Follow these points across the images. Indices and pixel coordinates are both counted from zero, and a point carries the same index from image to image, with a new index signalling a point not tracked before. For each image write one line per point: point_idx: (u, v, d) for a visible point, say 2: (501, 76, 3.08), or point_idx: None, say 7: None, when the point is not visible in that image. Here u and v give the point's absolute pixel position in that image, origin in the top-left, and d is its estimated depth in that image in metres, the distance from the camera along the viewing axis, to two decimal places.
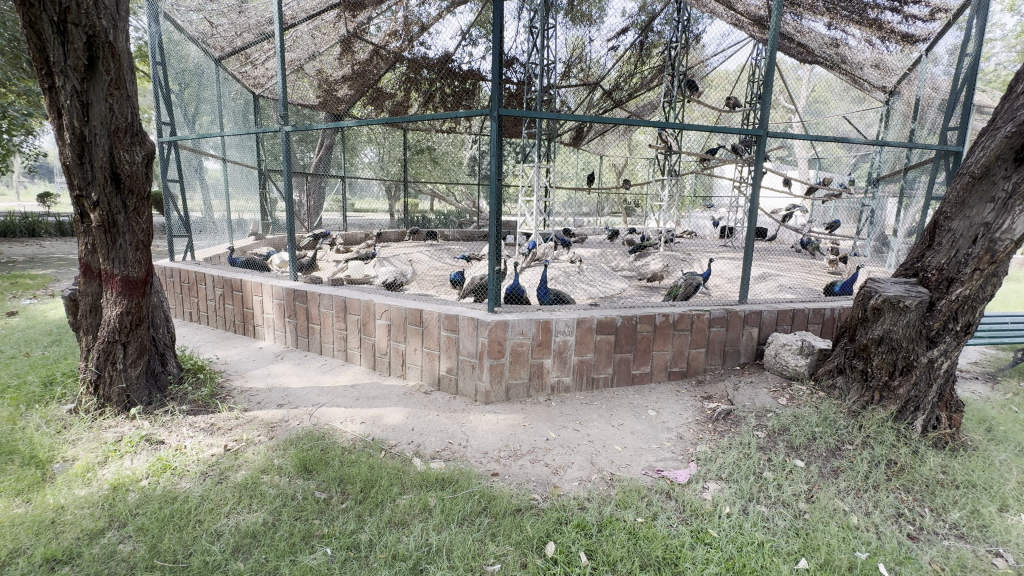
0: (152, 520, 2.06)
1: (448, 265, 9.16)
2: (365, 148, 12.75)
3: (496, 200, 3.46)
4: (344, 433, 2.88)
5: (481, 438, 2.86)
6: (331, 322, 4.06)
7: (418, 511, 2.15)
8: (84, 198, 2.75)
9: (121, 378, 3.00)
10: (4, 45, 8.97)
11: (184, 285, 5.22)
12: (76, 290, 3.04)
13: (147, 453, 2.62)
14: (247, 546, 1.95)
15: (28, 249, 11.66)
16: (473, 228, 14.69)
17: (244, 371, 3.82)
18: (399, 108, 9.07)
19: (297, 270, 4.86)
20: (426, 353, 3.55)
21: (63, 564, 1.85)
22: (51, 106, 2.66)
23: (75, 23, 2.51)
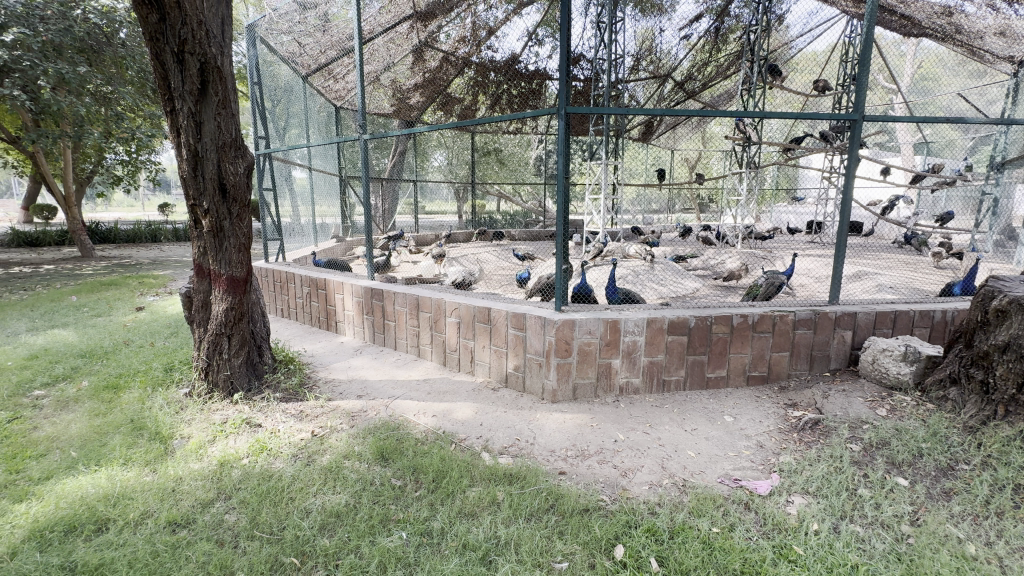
0: (253, 495, 2.29)
1: (514, 264, 9.29)
2: (435, 152, 12.88)
3: (563, 199, 3.46)
4: (417, 425, 3.02)
5: (547, 436, 2.87)
6: (404, 319, 4.26)
7: (487, 504, 2.20)
8: (198, 206, 3.11)
9: (226, 366, 3.35)
10: (134, 75, 10.51)
11: (277, 284, 5.74)
12: (190, 288, 3.45)
13: (248, 434, 2.91)
14: (332, 524, 2.10)
15: (152, 253, 13.42)
16: (539, 228, 14.77)
17: (327, 364, 4.12)
18: (467, 111, 9.30)
19: (374, 270, 5.16)
20: (494, 350, 3.62)
21: (182, 527, 2.11)
22: (172, 127, 3.04)
23: (190, 53, 2.85)
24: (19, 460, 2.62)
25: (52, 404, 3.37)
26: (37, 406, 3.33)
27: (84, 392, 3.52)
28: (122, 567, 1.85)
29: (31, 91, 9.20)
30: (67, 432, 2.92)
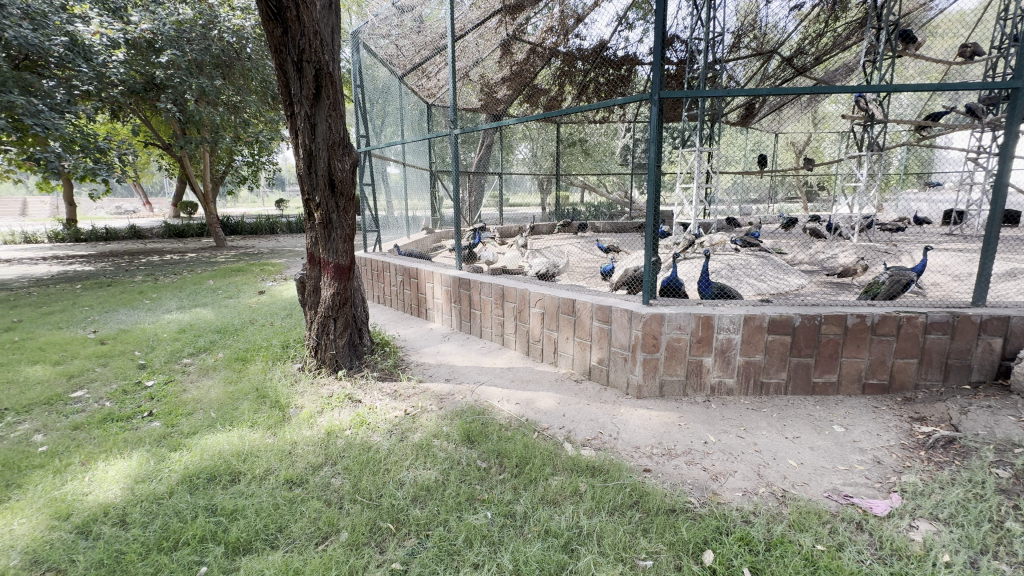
0: (354, 463, 2.52)
1: (598, 257, 9.13)
2: (520, 144, 13.24)
3: (654, 188, 3.32)
4: (500, 411, 3.11)
5: (631, 432, 2.81)
6: (490, 309, 4.39)
7: (569, 493, 2.22)
8: (311, 201, 3.44)
9: (332, 346, 3.70)
10: (259, 85, 12.03)
11: (374, 273, 6.20)
12: (304, 274, 3.83)
13: (350, 408, 3.20)
14: (423, 497, 2.25)
15: (271, 244, 15.13)
16: (624, 220, 14.36)
17: (419, 348, 4.38)
18: (553, 102, 9.27)
19: (462, 260, 5.36)
20: (577, 342, 3.61)
21: (297, 485, 2.38)
22: (291, 129, 3.37)
23: (308, 61, 3.15)
24: (173, 416, 3.12)
25: (197, 371, 3.97)
26: (186, 372, 3.95)
27: (221, 362, 4.09)
28: (251, 514, 2.13)
29: (180, 103, 10.75)
30: (208, 395, 3.42)
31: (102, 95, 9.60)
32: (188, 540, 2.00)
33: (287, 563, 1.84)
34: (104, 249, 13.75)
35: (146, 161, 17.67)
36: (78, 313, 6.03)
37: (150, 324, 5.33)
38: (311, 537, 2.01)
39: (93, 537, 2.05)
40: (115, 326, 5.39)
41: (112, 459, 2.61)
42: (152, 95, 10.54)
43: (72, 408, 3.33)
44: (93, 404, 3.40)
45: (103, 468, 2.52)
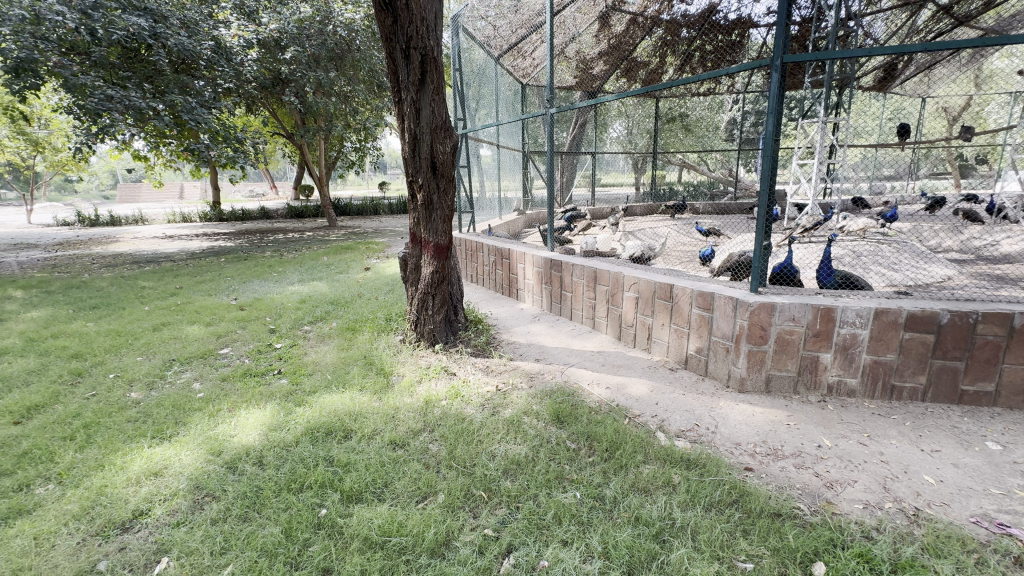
0: (450, 432, 2.67)
1: (696, 240, 8.58)
2: (614, 122, 12.87)
3: (769, 166, 3.03)
4: (590, 394, 3.09)
5: (731, 427, 2.65)
6: (581, 291, 4.35)
7: (662, 484, 2.15)
8: (415, 182, 3.63)
9: (430, 321, 3.91)
10: (367, 75, 12.78)
11: (467, 252, 6.42)
12: (406, 253, 4.08)
13: (445, 380, 3.39)
14: (514, 470, 2.32)
15: (374, 224, 16.31)
16: (727, 200, 13.29)
17: (510, 327, 4.49)
18: (653, 75, 8.76)
19: (553, 242, 5.36)
20: (674, 329, 3.45)
21: (400, 447, 2.59)
22: (398, 114, 3.56)
23: (414, 48, 3.29)
24: (298, 376, 3.55)
25: (316, 337, 4.45)
26: (307, 338, 4.45)
27: (334, 331, 4.55)
28: (362, 468, 2.36)
29: (301, 95, 11.87)
30: (325, 360, 3.83)
31: (240, 91, 10.90)
32: (311, 484, 2.28)
33: (392, 516, 2.02)
34: (241, 228, 15.82)
35: (273, 150, 19.87)
36: (223, 282, 7.05)
37: (278, 294, 6.07)
38: (412, 495, 2.18)
39: (239, 472, 2.42)
40: (251, 295, 6.22)
41: (251, 408, 3.05)
42: (278, 90, 11.75)
43: (221, 362, 3.92)
44: (236, 360, 3.98)
45: (245, 415, 2.95)
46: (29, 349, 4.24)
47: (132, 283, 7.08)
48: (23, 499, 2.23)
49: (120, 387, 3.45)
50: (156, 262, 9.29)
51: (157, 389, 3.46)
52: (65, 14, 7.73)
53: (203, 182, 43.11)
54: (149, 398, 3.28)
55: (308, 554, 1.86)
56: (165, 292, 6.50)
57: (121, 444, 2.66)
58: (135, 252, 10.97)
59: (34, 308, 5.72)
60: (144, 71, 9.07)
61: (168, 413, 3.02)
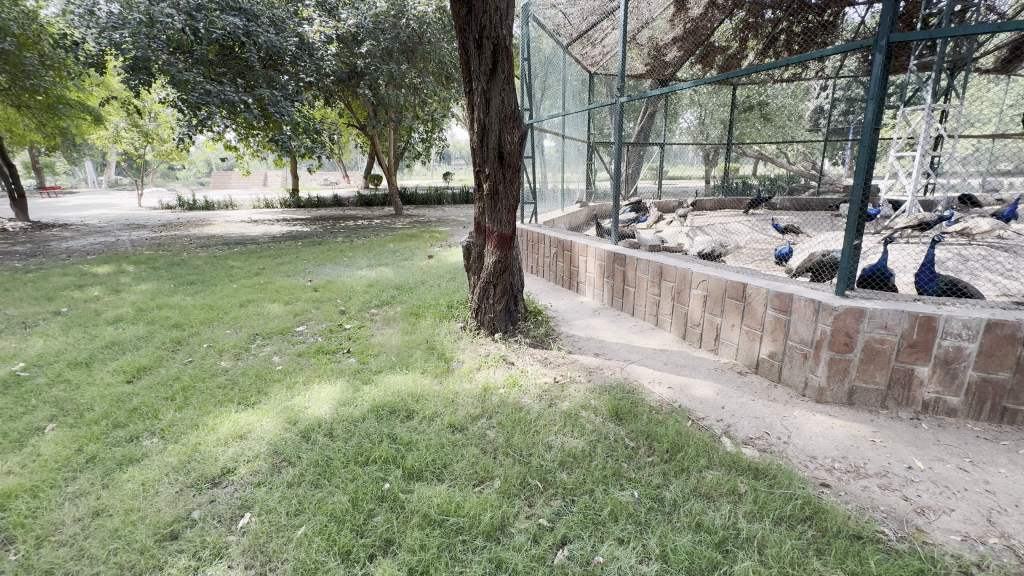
0: (507, 420, 2.70)
1: (771, 238, 8.04)
2: (686, 112, 12.28)
3: (866, 158, 2.75)
4: (651, 392, 3.01)
5: (806, 438, 2.47)
6: (645, 286, 4.22)
7: (726, 491, 2.06)
8: (481, 172, 3.67)
9: (491, 310, 3.96)
10: (436, 67, 13.03)
11: (528, 243, 6.43)
12: (470, 242, 4.15)
13: (504, 368, 3.44)
14: (570, 463, 2.31)
15: (437, 213, 16.74)
16: (809, 196, 12.30)
17: (569, 319, 4.45)
18: (732, 61, 8.26)
19: (617, 235, 5.23)
20: (745, 330, 3.27)
21: (459, 430, 2.66)
22: (468, 104, 3.62)
23: (487, 37, 3.33)
24: (365, 356, 3.74)
25: (382, 320, 4.66)
26: (374, 320, 4.67)
27: (399, 315, 4.74)
28: (422, 447, 2.46)
29: (374, 88, 12.38)
30: (390, 342, 4.00)
31: (319, 84, 11.52)
32: (375, 459, 2.40)
33: (451, 496, 2.08)
34: (316, 214, 16.84)
35: (347, 140, 20.87)
36: (299, 265, 7.54)
37: (348, 278, 6.41)
38: (470, 478, 2.24)
39: (312, 442, 2.59)
40: (325, 277, 6.61)
41: (323, 383, 3.25)
42: (354, 83, 12.30)
43: (297, 339, 4.22)
44: (310, 337, 4.26)
45: (317, 389, 3.16)
46: (139, 317, 4.78)
47: (222, 263, 7.76)
48: (134, 449, 2.54)
49: (211, 356, 3.81)
50: (243, 244, 10.11)
51: (243, 360, 3.78)
52: (174, 17, 8.63)
53: (284, 170, 46.21)
54: (235, 367, 3.60)
55: (372, 524, 1.97)
56: (250, 271, 7.07)
57: (213, 408, 2.94)
58: (225, 234, 12.00)
59: (143, 281, 6.43)
60: (237, 67, 9.81)
61: (252, 382, 3.30)
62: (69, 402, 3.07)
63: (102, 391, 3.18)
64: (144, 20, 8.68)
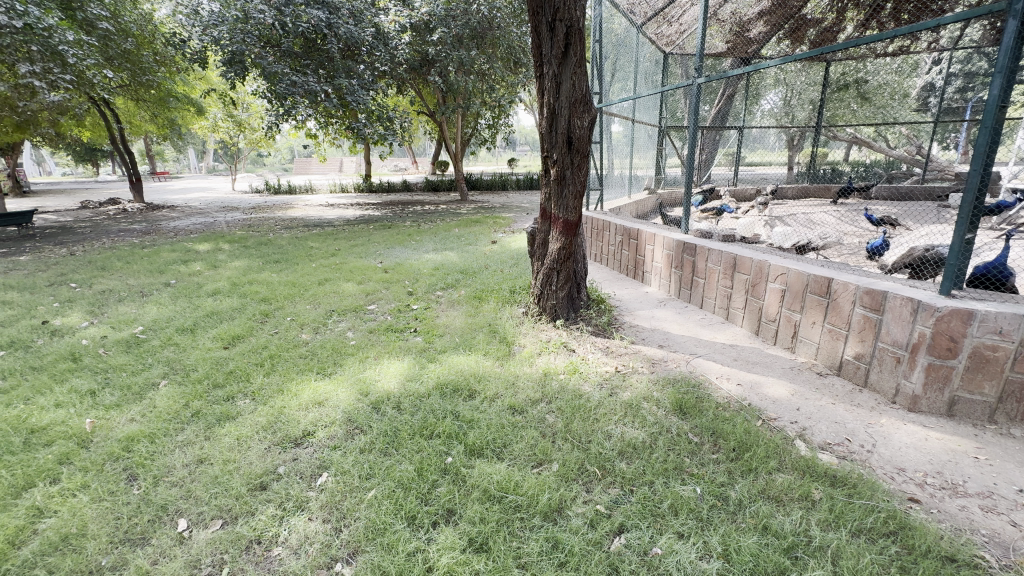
0: (567, 406, 2.72)
1: (862, 230, 7.33)
2: (769, 92, 11.40)
3: (987, 141, 2.42)
4: (718, 388, 2.89)
5: (894, 449, 2.27)
6: (716, 278, 4.03)
7: (798, 497, 1.95)
8: (549, 158, 3.66)
9: (553, 296, 3.96)
10: (505, 52, 13.00)
11: (593, 231, 6.32)
12: (535, 228, 4.16)
13: (565, 355, 3.45)
14: (630, 453, 2.29)
15: (501, 199, 16.88)
16: (911, 184, 11.04)
17: (633, 309, 4.36)
18: (827, 35, 7.55)
19: (688, 224, 5.02)
20: (828, 329, 3.03)
21: (518, 413, 2.71)
22: (539, 89, 3.61)
23: (560, 19, 3.30)
24: (431, 336, 3.89)
25: (447, 302, 4.82)
26: (440, 302, 4.84)
27: (463, 298, 4.88)
28: (484, 426, 2.54)
29: (444, 75, 12.61)
30: (455, 323, 4.14)
31: (393, 73, 11.92)
32: (439, 434, 2.52)
33: (510, 474, 2.14)
34: (386, 199, 17.56)
35: (416, 128, 21.47)
36: (371, 247, 7.94)
37: (415, 261, 6.67)
38: (528, 459, 2.29)
39: (382, 412, 2.76)
40: (394, 260, 6.92)
41: (392, 359, 3.45)
42: (425, 71, 12.59)
43: (368, 316, 4.48)
44: (381, 316, 4.51)
45: (387, 364, 3.35)
46: (233, 291, 5.28)
47: (303, 243, 8.34)
48: (230, 408, 2.84)
49: (294, 328, 4.15)
50: (321, 226, 10.78)
51: (321, 334, 4.08)
52: (266, 12, 9.28)
53: (358, 157, 48.42)
54: (314, 340, 3.89)
55: (436, 494, 2.07)
56: (327, 252, 7.55)
57: (296, 375, 3.22)
58: (306, 216, 12.87)
59: (236, 258, 7.07)
60: (319, 58, 10.38)
61: (329, 354, 3.56)
62: (178, 362, 3.49)
63: (204, 355, 3.57)
64: (240, 16, 9.40)
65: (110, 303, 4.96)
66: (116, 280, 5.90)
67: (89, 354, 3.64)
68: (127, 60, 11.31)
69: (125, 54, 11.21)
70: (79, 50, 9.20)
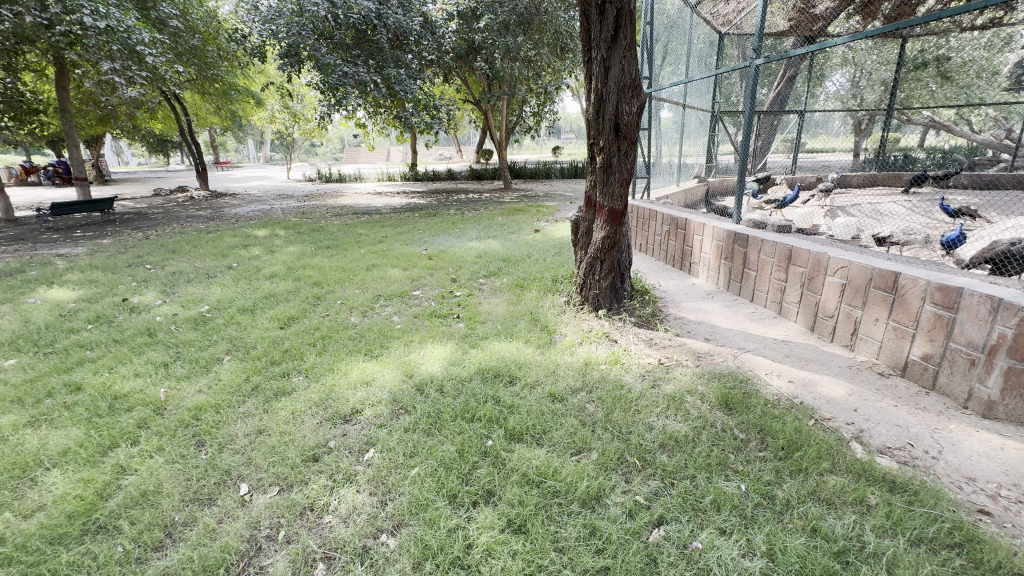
0: (607, 396, 2.70)
1: (937, 221, 6.77)
2: (835, 73, 10.65)
3: None
4: (768, 384, 2.78)
5: (964, 457, 2.11)
6: (769, 270, 3.86)
7: (852, 500, 1.87)
8: (596, 145, 3.60)
9: (596, 286, 3.92)
10: (552, 38, 12.80)
11: (638, 220, 6.18)
12: (579, 217, 4.12)
13: (606, 345, 3.42)
14: (671, 446, 2.26)
15: (545, 188, 16.78)
16: (997, 171, 10.04)
17: (678, 301, 4.25)
18: (905, 8, 6.95)
19: (740, 214, 4.81)
20: (892, 327, 2.84)
21: (558, 401, 2.72)
22: (587, 75, 3.56)
23: (610, 2, 3.22)
24: (473, 322, 3.96)
25: (489, 290, 4.88)
26: (482, 289, 4.90)
27: (505, 286, 4.92)
28: (524, 412, 2.57)
29: (490, 62, 12.58)
30: (497, 311, 4.19)
31: (440, 62, 12.00)
32: (480, 417, 2.57)
33: (549, 460, 2.17)
34: (432, 188, 17.87)
35: (461, 117, 21.57)
36: (416, 234, 8.12)
37: (459, 248, 6.76)
38: (568, 446, 2.30)
39: (425, 394, 2.85)
40: (438, 247, 7.06)
41: (435, 343, 3.54)
42: (471, 59, 12.59)
43: (413, 301, 4.61)
44: (425, 301, 4.62)
45: (431, 348, 3.45)
46: (289, 274, 5.57)
47: (352, 230, 8.65)
48: (286, 384, 3.02)
49: (344, 311, 4.34)
50: (369, 214, 11.11)
51: (368, 317, 4.24)
52: (320, 5, 9.57)
53: (405, 146, 49.35)
54: (362, 323, 4.05)
55: (476, 475, 2.13)
56: (375, 239, 7.80)
57: (346, 356, 3.38)
58: (355, 204, 13.30)
59: (291, 244, 7.44)
60: (369, 49, 10.61)
61: (376, 337, 3.71)
62: (240, 340, 3.73)
63: (263, 333, 3.80)
64: (296, 10, 9.75)
65: (180, 284, 5.36)
66: (185, 262, 6.36)
67: (163, 330, 3.96)
68: (194, 55, 12.09)
69: (192, 50, 11.88)
70: (153, 48, 9.84)
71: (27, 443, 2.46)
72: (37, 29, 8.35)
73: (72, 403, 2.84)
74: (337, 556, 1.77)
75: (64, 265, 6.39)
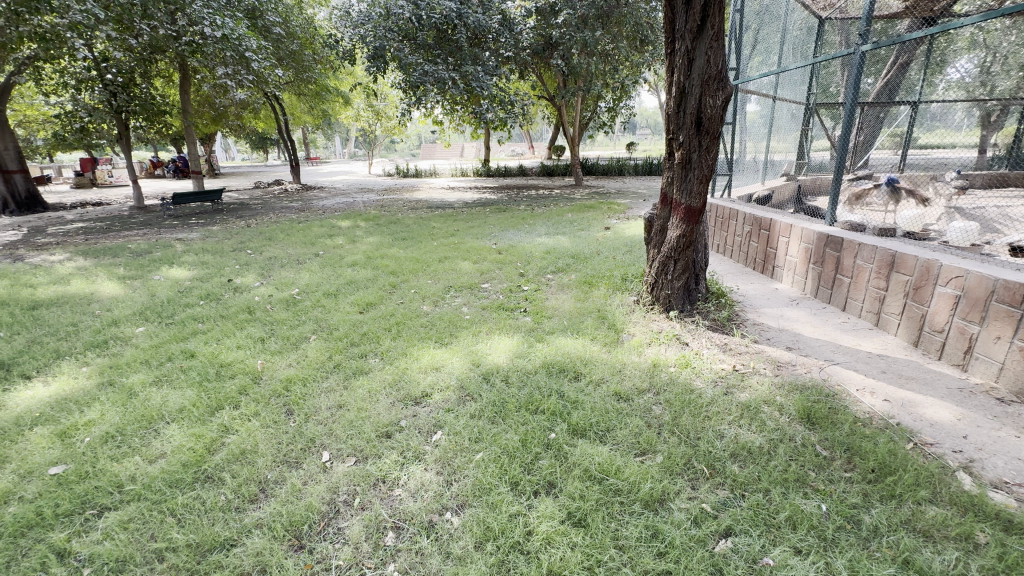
0: (675, 400, 2.61)
1: None
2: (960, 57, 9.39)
3: None
4: (858, 401, 2.55)
5: None
6: (867, 277, 3.52)
7: (954, 535, 1.68)
8: (674, 139, 3.47)
9: (668, 286, 3.79)
10: (631, 31, 12.44)
11: (717, 220, 5.87)
12: (653, 215, 4.00)
13: (676, 347, 3.30)
14: (743, 457, 2.15)
15: (617, 185, 16.34)
16: None
17: (758, 306, 4.00)
18: None
19: (834, 215, 4.42)
20: (1017, 347, 2.51)
21: (623, 400, 2.68)
22: (668, 67, 3.43)
23: None
24: (540, 316, 4.00)
25: (557, 286, 4.87)
26: (550, 285, 4.91)
27: (573, 282, 4.89)
28: (588, 408, 2.57)
29: (566, 58, 12.46)
30: (563, 306, 4.19)
31: (517, 58, 12.12)
32: (544, 410, 2.60)
33: (611, 458, 2.15)
34: (503, 183, 18.13)
35: (535, 113, 21.59)
36: (486, 229, 8.29)
37: (528, 244, 6.81)
38: (632, 446, 2.27)
39: (491, 383, 2.94)
40: (507, 242, 7.14)
41: (502, 335, 3.62)
42: (547, 55, 12.57)
43: (482, 294, 4.73)
44: (493, 294, 4.72)
45: (497, 340, 3.52)
46: (367, 263, 5.92)
47: (426, 223, 9.01)
48: (364, 364, 3.24)
49: (417, 300, 4.55)
50: (442, 208, 11.53)
51: (439, 306, 4.42)
52: (404, 7, 10.02)
53: (479, 143, 50.32)
54: (432, 312, 4.22)
55: (538, 465, 2.17)
56: (448, 232, 8.08)
57: (418, 342, 3.56)
58: (430, 198, 13.84)
59: (370, 235, 7.90)
60: (448, 48, 10.95)
61: (445, 326, 3.86)
62: (324, 321, 4.05)
63: (345, 316, 4.10)
64: (383, 13, 10.30)
65: (275, 268, 5.90)
66: (280, 249, 6.98)
67: (261, 308, 4.40)
68: (293, 59, 13.22)
69: (290, 55, 12.98)
70: (259, 54, 10.83)
71: (153, 398, 2.86)
72: (166, 40, 9.55)
73: (187, 367, 3.25)
74: (405, 527, 1.89)
75: (181, 248, 7.25)
